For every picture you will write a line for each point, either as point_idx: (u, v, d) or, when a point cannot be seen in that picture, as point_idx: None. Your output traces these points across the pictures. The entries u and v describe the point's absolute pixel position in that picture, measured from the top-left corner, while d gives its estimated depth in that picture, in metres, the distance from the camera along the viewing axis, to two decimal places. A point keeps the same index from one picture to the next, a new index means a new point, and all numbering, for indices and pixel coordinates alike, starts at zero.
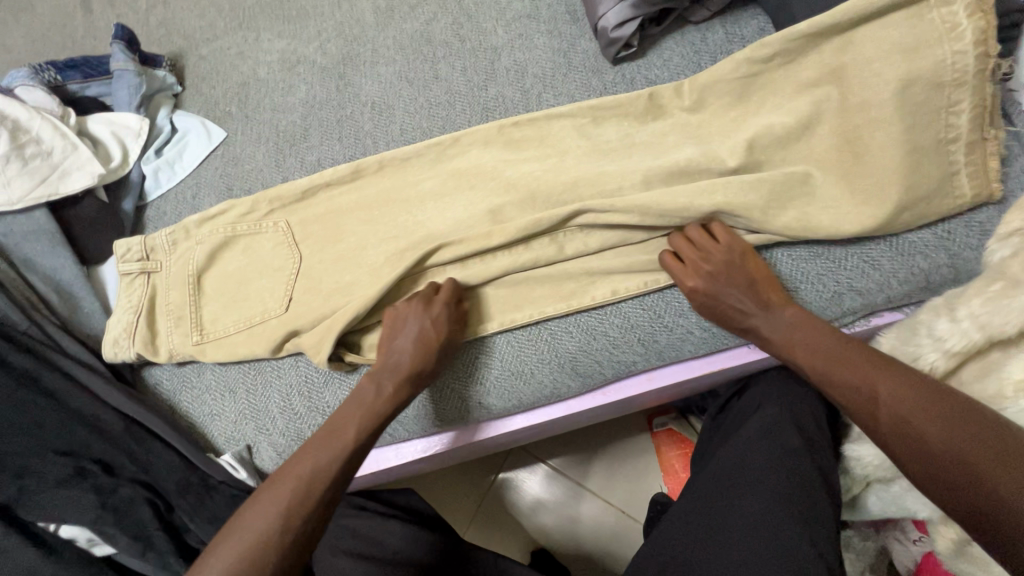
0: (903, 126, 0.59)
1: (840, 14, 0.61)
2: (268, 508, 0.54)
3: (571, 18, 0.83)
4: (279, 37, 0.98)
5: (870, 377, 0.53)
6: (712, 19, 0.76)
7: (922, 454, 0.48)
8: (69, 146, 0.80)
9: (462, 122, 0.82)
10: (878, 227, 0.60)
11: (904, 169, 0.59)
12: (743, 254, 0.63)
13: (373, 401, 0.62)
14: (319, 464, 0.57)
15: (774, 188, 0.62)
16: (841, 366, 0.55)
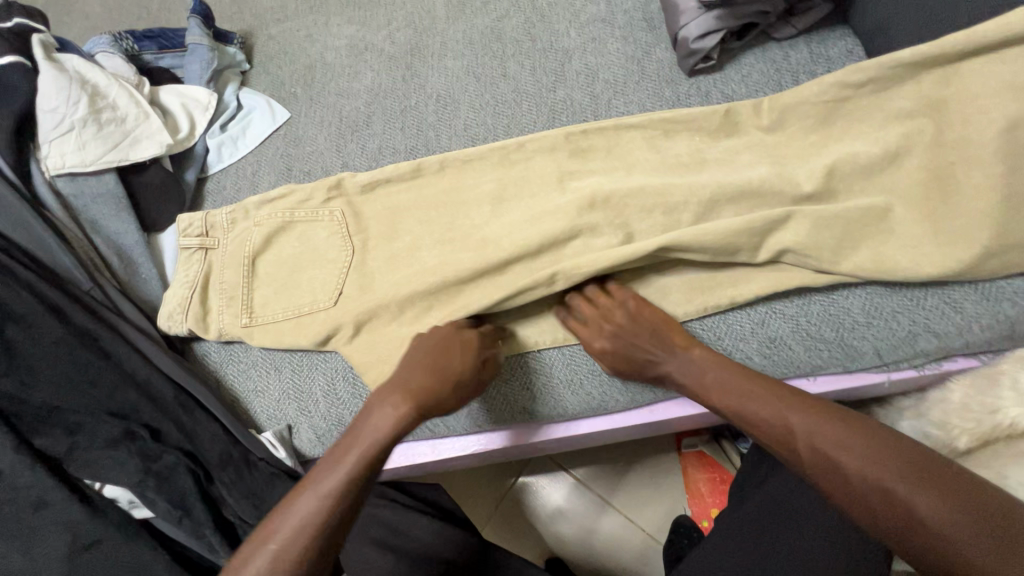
0: (1002, 168, 0.56)
1: (948, 45, 0.58)
2: (313, 494, 0.52)
3: (647, 25, 0.82)
4: (349, 23, 0.99)
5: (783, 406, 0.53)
6: (797, 37, 0.74)
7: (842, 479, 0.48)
8: (142, 115, 0.82)
9: (527, 123, 0.81)
10: (965, 270, 0.57)
11: (999, 214, 0.56)
12: (638, 303, 0.63)
13: (416, 386, 0.59)
14: (364, 447, 0.55)
15: (853, 222, 0.60)
16: (750, 393, 0.55)
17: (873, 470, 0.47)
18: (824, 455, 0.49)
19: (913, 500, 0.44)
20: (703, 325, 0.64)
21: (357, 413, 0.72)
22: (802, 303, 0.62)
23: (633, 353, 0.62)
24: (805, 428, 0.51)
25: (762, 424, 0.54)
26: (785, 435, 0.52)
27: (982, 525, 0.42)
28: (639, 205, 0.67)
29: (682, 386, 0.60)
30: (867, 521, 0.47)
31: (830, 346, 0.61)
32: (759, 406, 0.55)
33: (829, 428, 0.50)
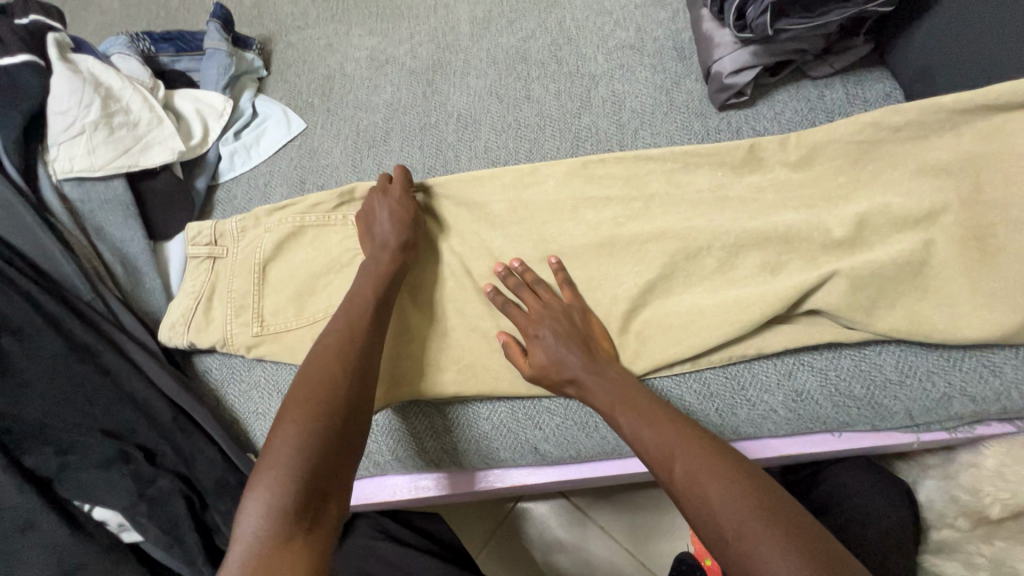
0: None
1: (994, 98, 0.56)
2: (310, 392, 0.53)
3: (677, 55, 0.80)
4: (370, 34, 0.97)
5: (673, 436, 0.51)
6: (832, 77, 0.72)
7: (706, 516, 0.45)
8: (155, 119, 0.80)
9: (550, 148, 0.78)
10: (1007, 334, 0.54)
11: None
12: (582, 314, 0.63)
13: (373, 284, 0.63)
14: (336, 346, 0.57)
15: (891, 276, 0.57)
16: (655, 422, 0.53)
17: (738, 509, 0.44)
18: (712, 507, 0.45)
19: (754, 526, 0.43)
20: (726, 373, 0.62)
21: None
22: (832, 357, 0.60)
23: (550, 348, 0.60)
24: (706, 473, 0.47)
25: (668, 466, 0.49)
26: (669, 466, 0.49)
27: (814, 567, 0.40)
28: (663, 243, 0.64)
29: (590, 395, 0.58)
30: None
31: (859, 403, 0.59)
32: (667, 444, 0.51)
33: (732, 483, 0.46)
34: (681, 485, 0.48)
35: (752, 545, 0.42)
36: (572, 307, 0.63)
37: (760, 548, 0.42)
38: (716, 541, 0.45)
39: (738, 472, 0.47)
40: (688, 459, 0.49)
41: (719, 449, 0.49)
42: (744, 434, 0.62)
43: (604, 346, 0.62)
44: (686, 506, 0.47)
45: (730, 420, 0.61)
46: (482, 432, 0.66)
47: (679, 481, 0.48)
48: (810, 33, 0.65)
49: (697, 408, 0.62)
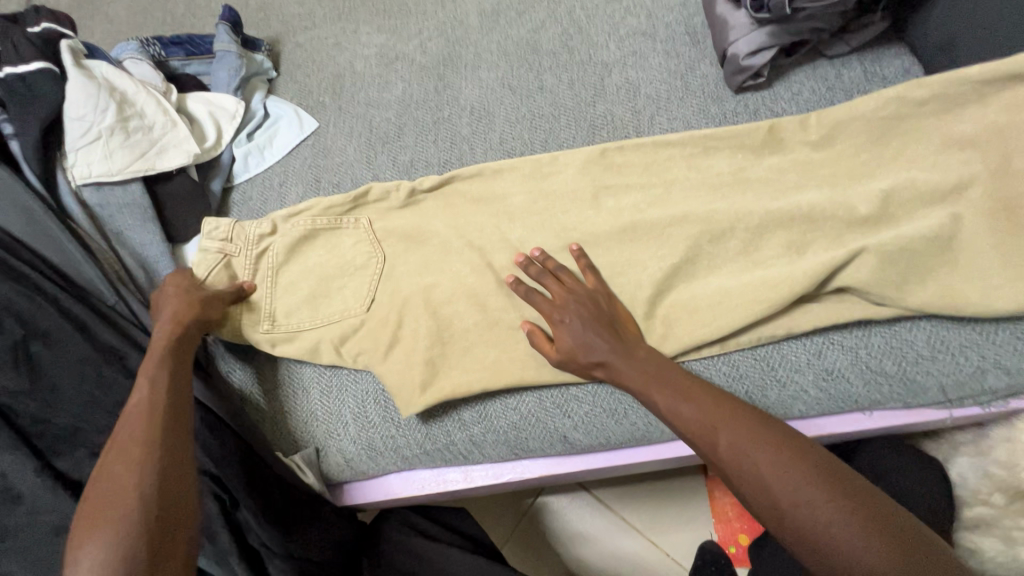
0: None
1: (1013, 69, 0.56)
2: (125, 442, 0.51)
3: (690, 39, 0.79)
4: (378, 31, 0.97)
5: (712, 408, 0.52)
6: (848, 55, 0.71)
7: (754, 482, 0.46)
8: (170, 122, 0.81)
9: (565, 138, 0.78)
10: None
11: None
12: (607, 298, 0.63)
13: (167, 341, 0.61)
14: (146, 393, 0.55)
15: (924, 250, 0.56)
16: (691, 397, 0.54)
17: (787, 473, 0.45)
18: (761, 472, 0.46)
19: (806, 489, 0.44)
20: (755, 355, 0.61)
21: (388, 438, 0.69)
22: (861, 335, 0.59)
23: (574, 332, 0.60)
24: (750, 445, 0.48)
25: (709, 437, 0.50)
26: (712, 438, 0.50)
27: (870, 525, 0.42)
28: (686, 227, 0.64)
29: (619, 374, 0.58)
30: (794, 543, 0.44)
31: (890, 380, 0.58)
32: (707, 419, 0.51)
33: (779, 451, 0.47)
34: (726, 454, 0.49)
35: (806, 509, 0.44)
36: (596, 291, 0.63)
37: (817, 512, 0.43)
38: (768, 507, 0.46)
39: (782, 437, 0.48)
40: (731, 429, 0.50)
41: (761, 423, 0.50)
42: (776, 416, 0.61)
43: (630, 327, 0.62)
44: (732, 475, 0.48)
45: (761, 401, 0.61)
46: (510, 422, 0.66)
47: (723, 452, 0.49)
48: (827, 11, 0.65)
49: (727, 391, 0.61)
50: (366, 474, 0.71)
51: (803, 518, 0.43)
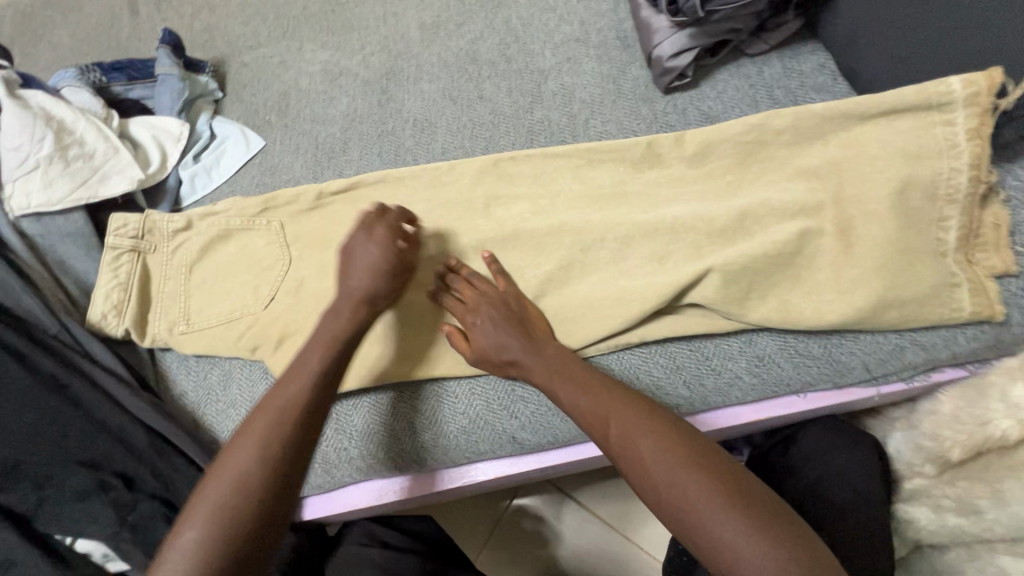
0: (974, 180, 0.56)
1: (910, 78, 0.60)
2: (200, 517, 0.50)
3: (621, 43, 0.82)
4: (322, 48, 0.98)
5: (613, 395, 0.54)
6: (768, 53, 0.74)
7: (646, 472, 0.49)
8: (112, 149, 0.80)
9: (505, 144, 0.80)
10: (945, 283, 0.57)
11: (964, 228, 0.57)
12: (517, 299, 0.65)
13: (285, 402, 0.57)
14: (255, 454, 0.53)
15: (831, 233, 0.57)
16: (591, 388, 0.56)
17: (669, 460, 0.48)
18: (648, 459, 0.49)
19: (687, 477, 0.48)
20: (691, 345, 0.63)
21: (338, 450, 0.69)
22: None
23: (488, 334, 0.62)
24: (644, 437, 0.50)
25: (604, 428, 0.53)
26: (609, 429, 0.52)
27: (743, 508, 0.45)
28: (618, 229, 0.67)
29: (529, 371, 0.60)
30: (677, 527, 0.47)
31: (817, 361, 0.61)
32: (602, 409, 0.53)
33: (672, 446, 0.50)
34: (617, 442, 0.51)
35: (689, 498, 0.46)
36: (506, 291, 0.66)
37: (702, 502, 0.46)
38: (653, 495, 0.49)
39: (671, 427, 0.51)
40: (625, 420, 0.52)
41: (660, 415, 0.53)
42: (714, 404, 0.63)
43: (541, 326, 0.64)
44: (626, 465, 0.51)
45: (699, 390, 0.62)
46: (460, 426, 0.67)
47: (615, 441, 0.52)
48: (741, 13, 0.68)
49: (666, 381, 0.63)
50: (321, 488, 0.71)
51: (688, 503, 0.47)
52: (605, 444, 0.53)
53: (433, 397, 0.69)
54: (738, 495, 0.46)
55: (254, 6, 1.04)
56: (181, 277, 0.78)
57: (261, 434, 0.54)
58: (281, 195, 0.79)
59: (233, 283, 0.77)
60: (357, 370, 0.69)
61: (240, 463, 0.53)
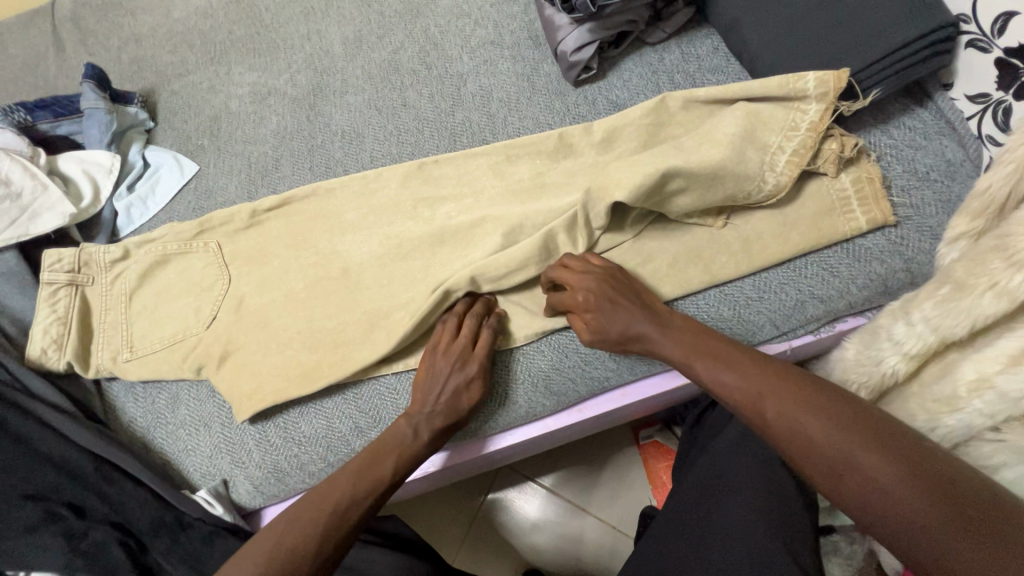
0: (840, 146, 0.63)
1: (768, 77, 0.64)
2: (298, 528, 0.55)
3: (533, 43, 0.86)
4: (249, 70, 0.99)
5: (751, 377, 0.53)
6: (667, 41, 0.79)
7: (818, 454, 0.47)
8: (40, 186, 0.81)
9: (431, 148, 0.83)
10: (821, 240, 0.65)
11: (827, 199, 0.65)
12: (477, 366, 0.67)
13: (407, 439, 0.63)
14: (362, 488, 0.59)
15: (700, 174, 0.62)
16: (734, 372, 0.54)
17: (849, 447, 0.46)
18: (818, 441, 0.47)
19: (876, 463, 0.44)
20: None
21: (292, 457, 0.72)
22: (699, 295, 0.67)
23: (608, 310, 0.62)
24: (806, 412, 0.49)
25: (759, 407, 0.51)
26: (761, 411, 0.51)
27: (930, 490, 0.42)
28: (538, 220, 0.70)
29: (665, 347, 0.60)
30: (860, 507, 0.44)
31: (729, 324, 0.67)
32: (756, 390, 0.52)
33: (837, 418, 0.47)
34: (776, 421, 0.50)
35: (878, 480, 0.43)
36: (610, 267, 0.65)
37: (874, 477, 0.44)
38: (825, 474, 0.47)
39: (844, 411, 0.48)
40: (781, 401, 0.50)
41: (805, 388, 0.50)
42: (640, 372, 0.70)
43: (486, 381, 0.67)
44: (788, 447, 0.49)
45: (625, 361, 0.69)
46: None
47: (775, 421, 0.50)
48: (632, 5, 0.72)
49: (592, 356, 0.69)
50: (278, 496, 0.74)
51: (870, 485, 0.44)
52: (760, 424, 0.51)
53: (375, 395, 0.72)
54: (924, 476, 0.42)
55: (180, 35, 1.05)
56: (122, 307, 0.79)
57: (345, 492, 0.58)
58: (214, 217, 0.80)
59: (175, 306, 0.78)
60: (300, 376, 0.71)
61: (353, 492, 0.59)
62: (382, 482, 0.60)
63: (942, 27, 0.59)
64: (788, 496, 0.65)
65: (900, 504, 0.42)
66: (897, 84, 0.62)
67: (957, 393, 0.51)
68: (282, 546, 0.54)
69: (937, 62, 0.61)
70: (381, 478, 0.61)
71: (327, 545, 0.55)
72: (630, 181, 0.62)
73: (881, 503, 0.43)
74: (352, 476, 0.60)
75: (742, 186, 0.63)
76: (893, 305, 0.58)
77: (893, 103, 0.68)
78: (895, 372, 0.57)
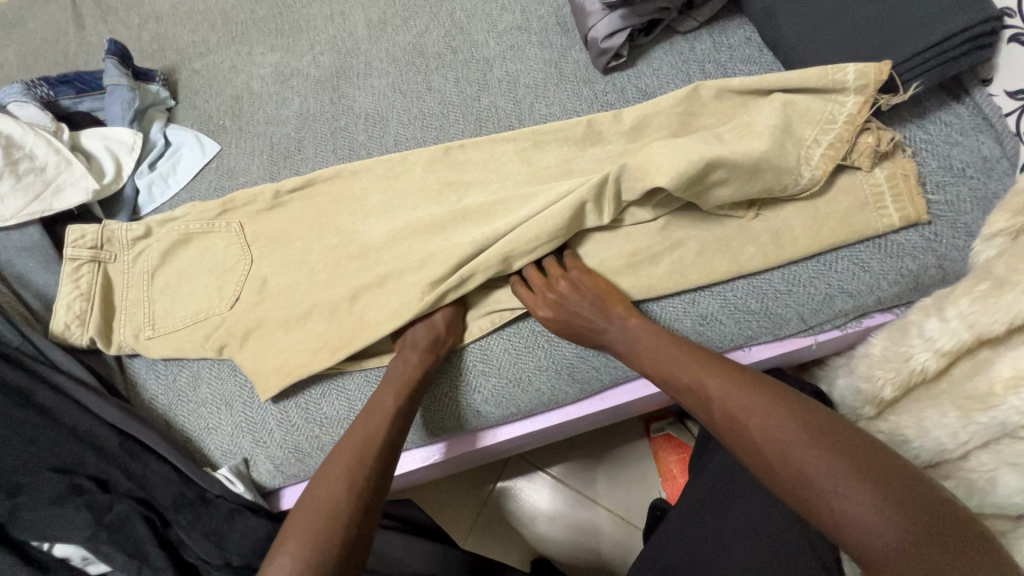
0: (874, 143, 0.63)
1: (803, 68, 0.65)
2: (333, 470, 0.57)
3: (562, 29, 0.85)
4: (272, 51, 0.98)
5: (697, 374, 0.56)
6: (699, 30, 0.79)
7: (754, 444, 0.49)
8: (63, 162, 0.81)
9: (455, 132, 0.82)
10: (853, 235, 0.64)
11: (861, 194, 0.65)
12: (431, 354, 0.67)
13: (403, 375, 0.65)
14: (367, 430, 0.61)
15: (735, 164, 0.61)
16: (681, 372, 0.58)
17: (783, 436, 0.47)
18: (754, 430, 0.49)
19: (805, 449, 0.46)
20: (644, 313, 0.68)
21: (314, 438, 0.72)
22: (727, 286, 0.67)
23: (558, 326, 0.65)
24: (754, 415, 0.50)
25: (705, 402, 0.54)
26: (705, 402, 0.54)
27: (855, 473, 0.44)
28: None
29: (622, 350, 0.63)
30: (796, 497, 0.46)
31: (756, 316, 0.66)
32: (701, 385, 0.55)
33: (788, 419, 0.48)
34: (719, 414, 0.53)
35: (805, 466, 0.45)
36: (569, 275, 0.67)
37: (801, 465, 0.46)
38: (762, 465, 0.48)
39: (785, 401, 0.50)
40: (721, 394, 0.53)
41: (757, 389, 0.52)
42: None
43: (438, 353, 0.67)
44: (731, 438, 0.51)
45: None
46: (426, 403, 0.70)
47: (718, 414, 0.53)
48: None
49: None
50: (298, 476, 0.74)
51: (798, 474, 0.46)
52: (708, 419, 0.54)
53: None
54: (855, 462, 0.44)
55: (201, 13, 1.04)
56: (144, 284, 0.79)
57: (357, 434, 0.60)
58: (237, 197, 0.80)
59: (199, 285, 0.78)
60: (324, 357, 0.71)
61: (377, 426, 0.61)
62: (391, 413, 0.62)
63: (985, 21, 0.58)
64: None
65: (834, 492, 0.43)
66: (935, 77, 0.61)
67: (992, 389, 0.52)
68: (324, 493, 0.55)
69: (979, 56, 0.61)
70: (382, 411, 0.62)
71: (365, 477, 0.57)
72: (663, 168, 0.61)
73: (807, 488, 0.45)
74: (360, 420, 0.62)
75: (781, 178, 0.63)
76: (925, 302, 0.58)
77: (930, 98, 0.67)
78: (925, 368, 0.57)
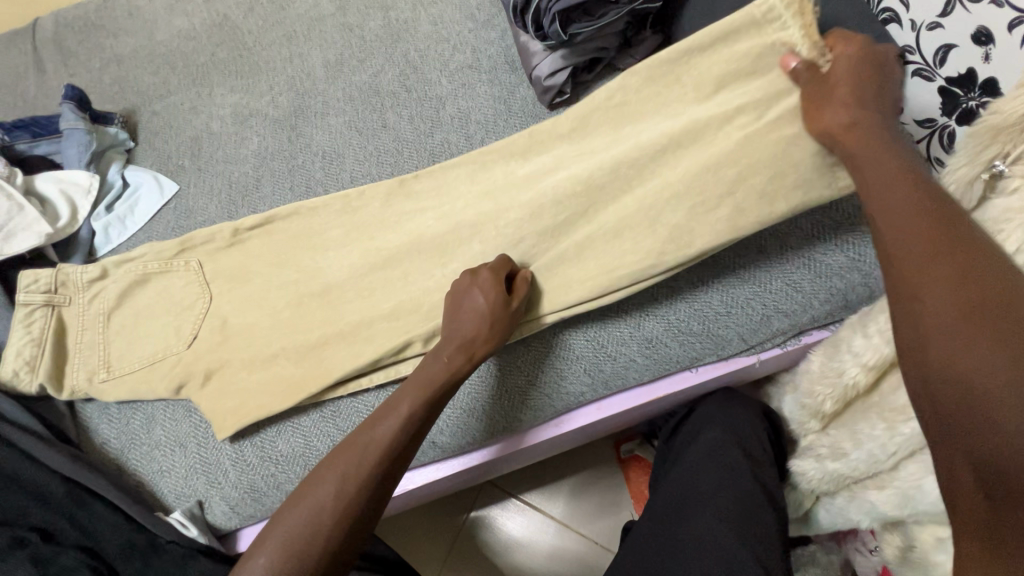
0: None
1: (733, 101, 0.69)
2: (328, 475, 0.58)
3: (510, 67, 0.89)
4: (232, 91, 1.00)
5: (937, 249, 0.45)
6: (637, 67, 0.83)
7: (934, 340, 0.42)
8: (15, 207, 0.81)
9: (410, 168, 0.85)
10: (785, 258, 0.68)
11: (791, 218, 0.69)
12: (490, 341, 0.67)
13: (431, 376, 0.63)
14: (382, 433, 0.60)
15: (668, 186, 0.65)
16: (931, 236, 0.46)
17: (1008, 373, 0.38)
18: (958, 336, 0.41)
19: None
20: (590, 339, 0.70)
21: (268, 476, 0.71)
22: (669, 309, 0.70)
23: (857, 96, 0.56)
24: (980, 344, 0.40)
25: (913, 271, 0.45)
26: (907, 273, 0.46)
27: None
28: (516, 237, 0.72)
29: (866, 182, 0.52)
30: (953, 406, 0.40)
31: (699, 337, 0.69)
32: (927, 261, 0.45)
33: None
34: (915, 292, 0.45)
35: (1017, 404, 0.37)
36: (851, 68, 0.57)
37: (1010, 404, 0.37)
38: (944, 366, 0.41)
39: None
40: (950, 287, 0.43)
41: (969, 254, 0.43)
42: (614, 387, 0.71)
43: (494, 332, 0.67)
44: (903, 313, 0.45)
45: (599, 375, 0.70)
46: None
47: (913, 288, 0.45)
48: (602, 33, 0.76)
49: (568, 371, 0.70)
50: (254, 517, 0.73)
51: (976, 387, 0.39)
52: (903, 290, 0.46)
53: (353, 413, 0.72)
54: None
55: (161, 56, 1.06)
56: (97, 326, 0.79)
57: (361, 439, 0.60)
58: (195, 236, 0.81)
59: (154, 324, 0.78)
60: (282, 394, 0.71)
61: (382, 435, 0.60)
62: (401, 422, 0.60)
63: None
64: (758, 507, 0.67)
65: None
66: None
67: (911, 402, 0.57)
68: (309, 500, 0.57)
69: None
70: (395, 420, 0.61)
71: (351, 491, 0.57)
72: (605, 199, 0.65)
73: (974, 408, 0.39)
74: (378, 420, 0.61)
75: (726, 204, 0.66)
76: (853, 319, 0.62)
77: None
78: (856, 383, 0.61)
